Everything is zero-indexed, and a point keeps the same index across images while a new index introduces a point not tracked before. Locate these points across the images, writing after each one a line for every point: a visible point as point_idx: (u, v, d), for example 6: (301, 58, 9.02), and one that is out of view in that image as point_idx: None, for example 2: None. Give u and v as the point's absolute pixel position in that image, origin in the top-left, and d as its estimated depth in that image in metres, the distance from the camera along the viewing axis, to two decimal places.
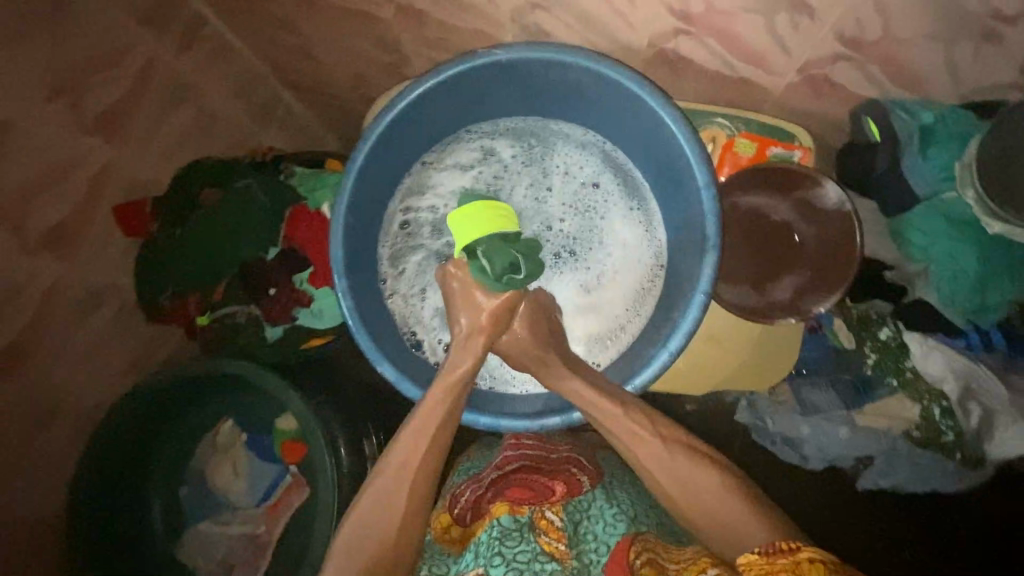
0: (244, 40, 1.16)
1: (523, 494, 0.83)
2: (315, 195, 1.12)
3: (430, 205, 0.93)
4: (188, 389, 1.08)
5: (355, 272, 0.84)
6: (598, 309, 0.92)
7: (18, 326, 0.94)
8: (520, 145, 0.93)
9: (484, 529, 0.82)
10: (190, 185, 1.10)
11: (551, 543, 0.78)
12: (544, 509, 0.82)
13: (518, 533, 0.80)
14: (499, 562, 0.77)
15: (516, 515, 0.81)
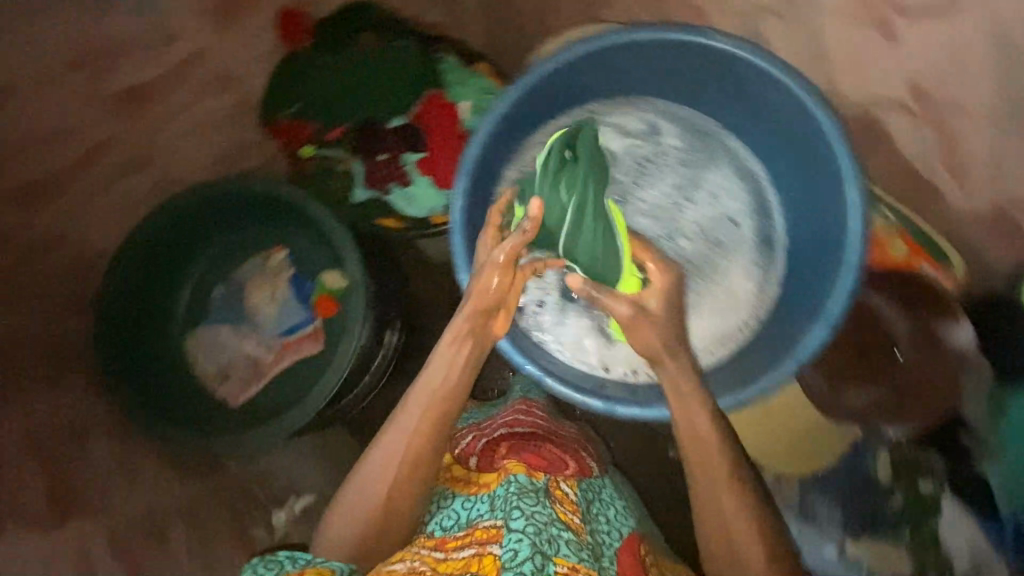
0: None
1: (540, 461, 0.87)
2: (458, 88, 1.10)
3: None
4: (261, 202, 1.11)
5: (479, 173, 0.82)
6: None
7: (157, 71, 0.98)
8: (687, 140, 0.88)
9: (501, 484, 0.81)
10: (359, 27, 1.10)
11: (565, 513, 0.79)
12: (559, 481, 0.85)
13: (535, 495, 0.78)
14: (517, 513, 0.74)
15: (532, 478, 0.81)
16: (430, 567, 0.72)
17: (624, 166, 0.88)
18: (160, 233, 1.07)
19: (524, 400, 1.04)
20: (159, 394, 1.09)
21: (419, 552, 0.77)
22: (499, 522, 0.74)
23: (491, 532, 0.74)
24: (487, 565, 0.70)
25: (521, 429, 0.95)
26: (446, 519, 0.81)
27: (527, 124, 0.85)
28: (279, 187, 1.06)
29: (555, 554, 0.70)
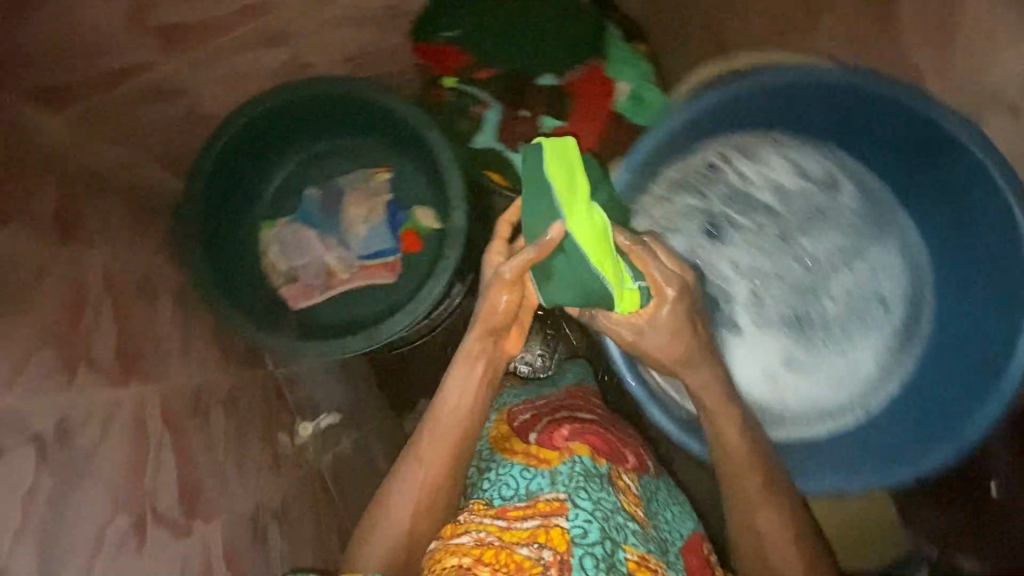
0: None
1: (603, 447, 0.92)
2: (620, 66, 1.02)
3: (745, 173, 0.83)
4: (382, 115, 1.07)
5: (648, 167, 0.77)
6: (783, 388, 0.84)
7: None
8: (862, 202, 0.83)
9: (564, 462, 0.85)
10: None
11: (628, 502, 0.85)
12: (621, 473, 0.91)
13: (599, 480, 0.83)
14: (580, 493, 0.80)
15: (596, 463, 0.87)
16: (497, 539, 0.78)
17: (794, 206, 0.84)
18: (268, 117, 1.05)
19: (574, 389, 1.11)
20: (229, 273, 1.07)
21: (482, 520, 0.83)
22: (562, 496, 0.79)
23: (555, 504, 0.79)
24: (555, 537, 0.76)
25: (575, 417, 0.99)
26: (505, 489, 0.87)
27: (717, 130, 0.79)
28: (406, 113, 1.01)
29: (623, 541, 0.78)
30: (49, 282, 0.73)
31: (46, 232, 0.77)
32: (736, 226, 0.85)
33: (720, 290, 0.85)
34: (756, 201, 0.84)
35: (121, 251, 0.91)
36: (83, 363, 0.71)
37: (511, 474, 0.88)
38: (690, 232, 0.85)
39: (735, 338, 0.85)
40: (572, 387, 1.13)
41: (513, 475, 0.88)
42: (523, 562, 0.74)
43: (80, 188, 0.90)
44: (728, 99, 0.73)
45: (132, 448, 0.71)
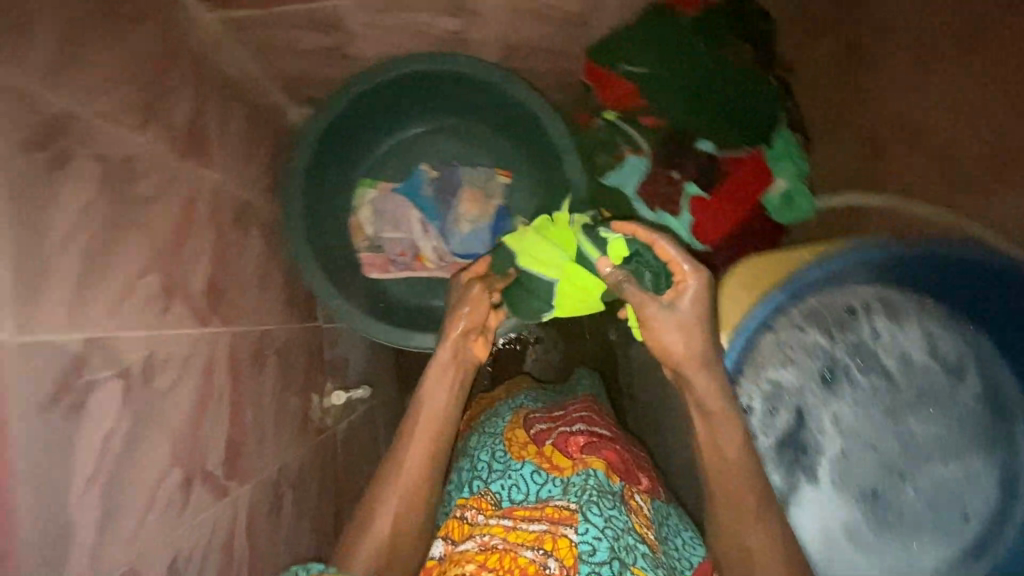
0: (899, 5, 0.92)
1: (619, 467, 0.88)
2: (783, 161, 0.97)
3: (884, 331, 0.77)
4: (525, 120, 1.05)
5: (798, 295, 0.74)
6: (834, 553, 0.81)
7: None
8: (994, 407, 0.75)
9: (578, 474, 0.82)
10: (741, 28, 0.96)
11: (639, 524, 0.82)
12: (632, 493, 0.87)
13: (612, 496, 0.79)
14: (591, 504, 0.77)
15: (611, 481, 0.84)
16: (502, 544, 0.75)
17: (914, 382, 0.77)
18: (413, 83, 1.01)
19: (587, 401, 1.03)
20: (319, 221, 1.03)
21: (489, 520, 0.80)
22: (574, 506, 0.77)
23: (565, 513, 0.77)
24: (562, 547, 0.74)
25: (593, 430, 0.93)
26: (515, 491, 0.84)
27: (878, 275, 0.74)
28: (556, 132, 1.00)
29: (632, 563, 0.74)
30: (169, 201, 0.68)
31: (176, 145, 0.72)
32: (851, 380, 0.79)
33: (813, 438, 0.81)
34: (879, 363, 0.78)
35: (230, 174, 0.86)
36: (177, 297, 0.67)
37: (520, 473, 0.86)
38: (806, 371, 0.79)
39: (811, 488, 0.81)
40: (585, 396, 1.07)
41: (523, 476, 0.86)
42: (526, 565, 0.71)
43: (212, 95, 0.84)
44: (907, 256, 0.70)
45: (198, 397, 0.68)
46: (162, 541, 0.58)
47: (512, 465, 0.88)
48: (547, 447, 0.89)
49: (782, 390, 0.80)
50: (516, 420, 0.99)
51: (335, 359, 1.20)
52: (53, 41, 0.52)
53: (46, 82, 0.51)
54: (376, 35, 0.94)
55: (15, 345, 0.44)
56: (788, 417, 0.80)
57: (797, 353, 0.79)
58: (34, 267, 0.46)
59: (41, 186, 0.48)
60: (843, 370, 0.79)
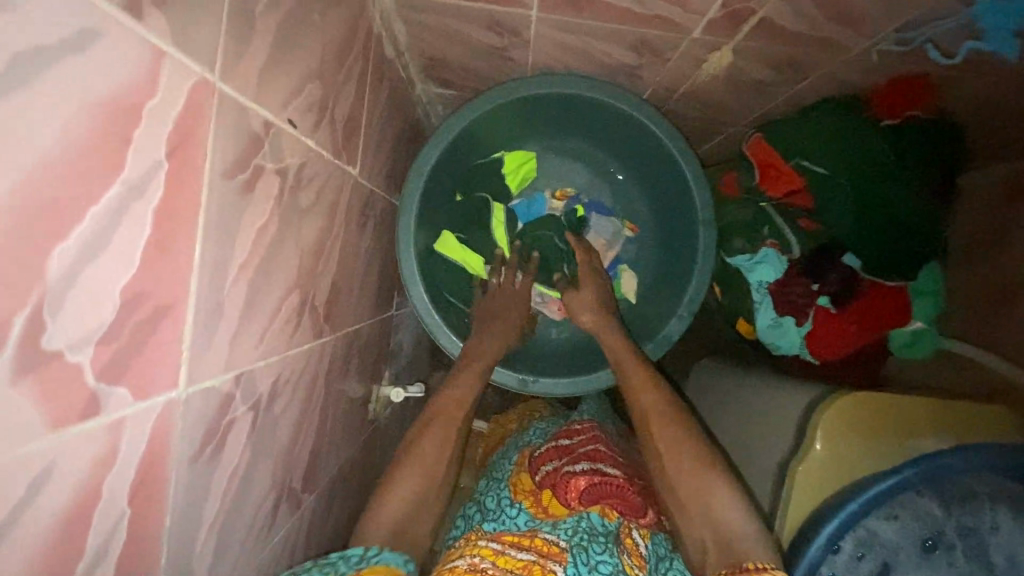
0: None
1: (614, 501, 0.78)
2: (925, 299, 0.92)
3: (1001, 528, 0.75)
4: (666, 174, 0.97)
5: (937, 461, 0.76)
6: None
7: (766, 41, 0.75)
8: None
9: (571, 519, 0.76)
10: (944, 150, 0.85)
11: (633, 567, 0.72)
12: (630, 528, 0.78)
13: (602, 538, 0.73)
14: (577, 553, 0.71)
15: (604, 518, 0.76)
16: (491, 567, 0.69)
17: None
18: (564, 102, 0.93)
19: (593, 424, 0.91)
20: (430, 220, 0.97)
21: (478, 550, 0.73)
22: (563, 545, 0.72)
23: (553, 550, 0.72)
24: None
25: (602, 466, 0.82)
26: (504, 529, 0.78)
27: (1012, 472, 0.75)
28: (698, 200, 0.92)
29: None
30: (322, 206, 0.63)
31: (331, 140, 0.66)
32: (953, 560, 0.75)
33: None
34: (986, 554, 0.75)
35: (363, 164, 0.80)
36: (309, 311, 0.63)
37: (510, 509, 0.80)
38: (910, 534, 0.76)
39: None
40: (587, 422, 0.92)
41: (511, 514, 0.79)
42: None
43: (370, 80, 0.78)
44: None
45: (301, 414, 0.66)
46: (250, 568, 0.57)
47: (505, 504, 0.82)
48: (547, 484, 0.81)
49: (880, 546, 0.77)
50: (522, 460, 0.89)
51: (397, 347, 1.16)
52: (269, 41, 0.46)
53: (258, 89, 0.45)
54: (545, 48, 0.86)
55: (186, 398, 0.40)
56: (873, 569, 0.77)
57: (909, 514, 0.76)
58: (213, 306, 0.42)
59: (234, 214, 0.44)
60: (948, 553, 0.76)
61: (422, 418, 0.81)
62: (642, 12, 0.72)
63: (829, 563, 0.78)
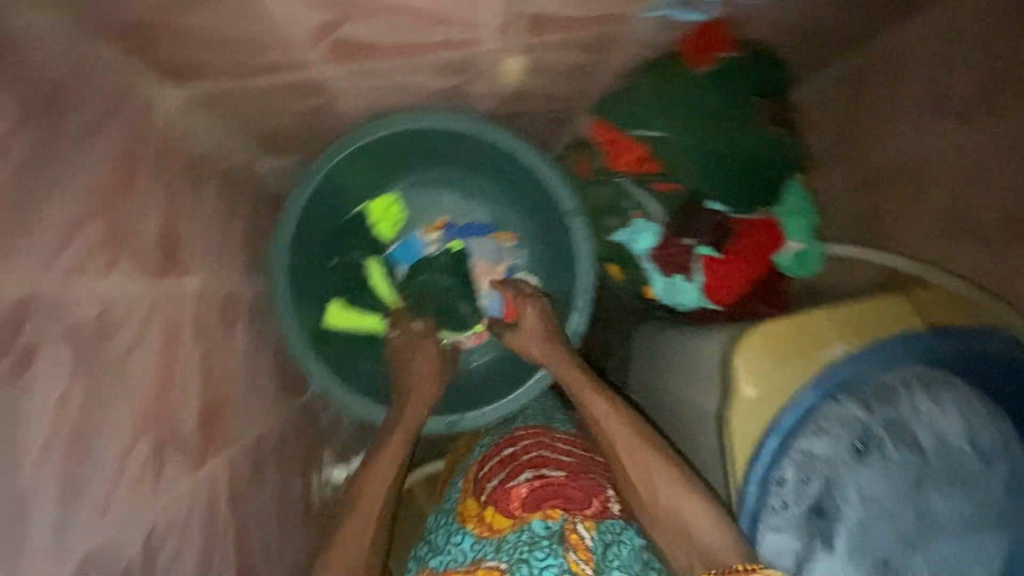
0: (914, 88, 0.91)
1: (553, 501, 0.77)
2: (793, 218, 0.95)
3: (924, 410, 0.79)
4: (525, 177, 0.97)
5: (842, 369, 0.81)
6: None
7: (559, 32, 0.74)
8: (1014, 495, 0.79)
9: (513, 533, 0.76)
10: (760, 81, 0.89)
11: (579, 563, 0.71)
12: (575, 522, 0.76)
13: (544, 544, 0.72)
14: (520, 570, 0.70)
15: (546, 521, 0.75)
16: None
17: (947, 462, 0.78)
18: (401, 140, 0.91)
19: (536, 428, 0.90)
20: (308, 293, 0.94)
21: None
22: (503, 567, 0.72)
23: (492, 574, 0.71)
24: None
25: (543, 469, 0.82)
26: (451, 559, 0.78)
27: (919, 358, 0.80)
28: (559, 194, 0.93)
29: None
30: (149, 337, 0.60)
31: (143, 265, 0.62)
32: (885, 455, 0.79)
33: (835, 505, 0.80)
34: (915, 441, 0.79)
35: (206, 270, 0.76)
36: (171, 448, 0.60)
37: (455, 538, 0.80)
38: (840, 443, 0.80)
39: (824, 553, 0.81)
40: (533, 426, 0.92)
41: (458, 540, 0.80)
42: None
43: (180, 184, 0.74)
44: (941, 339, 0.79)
45: (201, 552, 0.62)
46: None
47: (451, 533, 0.82)
48: (491, 502, 0.81)
49: (818, 460, 0.80)
50: (467, 484, 0.89)
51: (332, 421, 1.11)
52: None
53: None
54: (359, 95, 0.84)
55: None
56: (818, 485, 0.80)
57: (834, 425, 0.80)
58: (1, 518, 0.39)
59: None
60: (881, 448, 0.79)
61: (348, 500, 0.78)
62: (427, 41, 0.70)
63: (778, 491, 0.81)
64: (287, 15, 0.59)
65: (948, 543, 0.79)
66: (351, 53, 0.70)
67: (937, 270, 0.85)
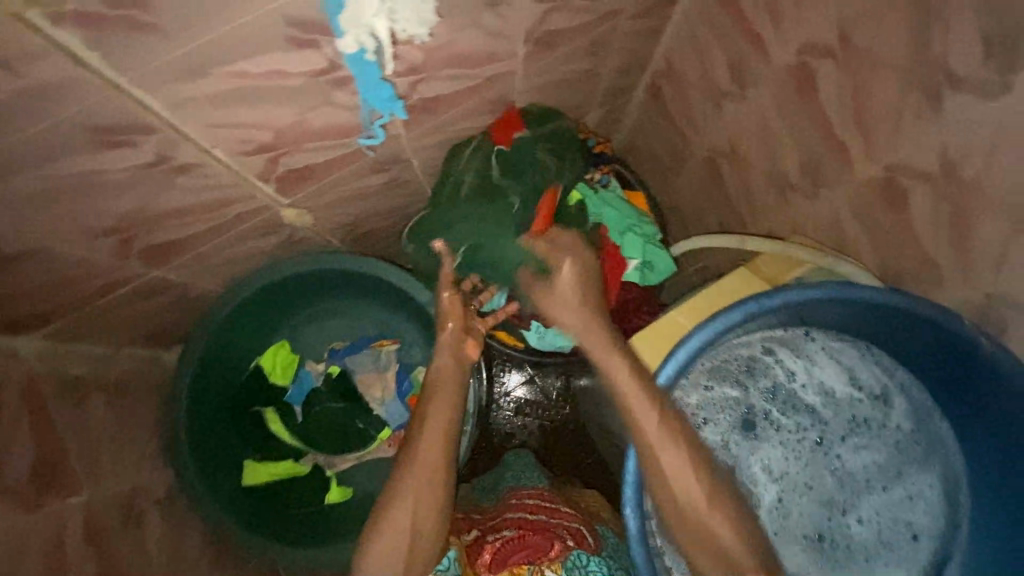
0: (714, 74, 1.04)
1: (521, 553, 0.82)
2: (623, 235, 1.03)
3: (794, 369, 0.85)
4: (385, 285, 1.04)
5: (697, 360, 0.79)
6: None
7: (334, 170, 0.85)
8: (910, 423, 0.84)
9: None
10: (543, 134, 1.01)
11: None
12: (542, 569, 0.80)
13: None
14: None
15: None
16: None
17: (835, 411, 0.84)
18: (258, 297, 0.98)
19: (519, 491, 0.99)
20: (216, 463, 0.98)
21: None
22: None
23: None
24: None
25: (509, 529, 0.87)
26: None
27: (773, 324, 0.81)
28: (408, 287, 1.01)
29: None
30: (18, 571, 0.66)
31: (6, 504, 0.69)
32: (775, 425, 0.85)
33: (749, 490, 0.84)
34: (800, 401, 0.85)
35: (98, 480, 0.83)
36: None
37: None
38: (726, 427, 0.84)
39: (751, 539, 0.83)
40: (510, 493, 1.01)
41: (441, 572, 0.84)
42: None
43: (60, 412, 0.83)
44: (786, 304, 0.75)
45: None
46: None
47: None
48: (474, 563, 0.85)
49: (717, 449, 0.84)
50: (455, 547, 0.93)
51: None
52: None
53: None
54: (210, 279, 0.94)
55: None
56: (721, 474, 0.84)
57: (715, 413, 0.84)
58: None
59: None
60: (770, 417, 0.85)
61: None
62: (222, 222, 0.81)
63: None
64: (75, 252, 0.71)
65: (876, 496, 0.83)
66: (161, 256, 0.81)
67: (764, 240, 0.92)
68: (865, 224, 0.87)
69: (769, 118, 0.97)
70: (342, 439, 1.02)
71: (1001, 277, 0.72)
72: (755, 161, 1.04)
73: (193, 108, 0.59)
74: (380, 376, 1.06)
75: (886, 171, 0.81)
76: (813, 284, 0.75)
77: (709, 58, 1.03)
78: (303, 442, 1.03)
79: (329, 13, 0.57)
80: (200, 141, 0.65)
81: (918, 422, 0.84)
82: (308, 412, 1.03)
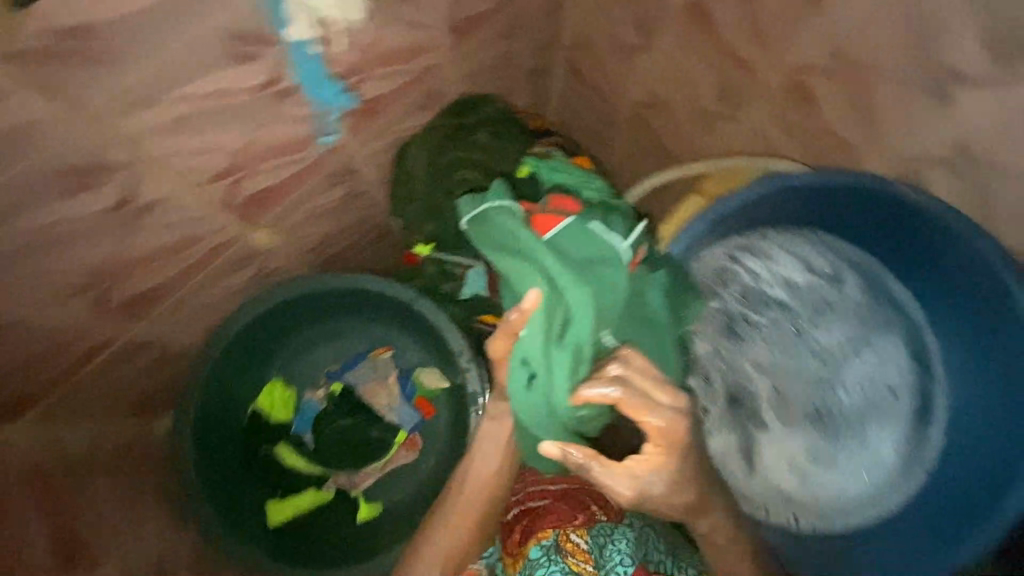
0: (619, 32, 1.13)
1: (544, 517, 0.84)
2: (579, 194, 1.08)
3: (757, 269, 0.90)
4: (364, 296, 1.04)
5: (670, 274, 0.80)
6: (806, 476, 0.89)
7: (288, 184, 0.86)
8: (867, 292, 0.90)
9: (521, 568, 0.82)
10: (481, 119, 1.07)
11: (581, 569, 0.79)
12: (568, 532, 0.82)
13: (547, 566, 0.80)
14: None
15: (541, 543, 0.82)
16: None
17: (801, 297, 0.89)
18: (240, 338, 0.97)
19: None
20: (236, 511, 0.96)
21: None
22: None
23: None
24: None
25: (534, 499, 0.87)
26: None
27: (731, 230, 0.88)
28: (387, 290, 1.02)
29: None
30: None
31: None
32: (753, 323, 0.90)
33: (745, 386, 0.89)
34: (768, 296, 0.90)
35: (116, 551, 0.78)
36: None
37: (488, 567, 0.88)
38: (711, 335, 0.89)
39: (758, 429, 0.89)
40: None
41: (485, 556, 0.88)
42: None
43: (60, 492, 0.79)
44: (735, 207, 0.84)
45: None
46: None
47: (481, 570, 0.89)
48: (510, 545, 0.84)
49: (708, 357, 0.89)
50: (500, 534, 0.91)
51: None
52: None
53: None
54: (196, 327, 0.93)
55: None
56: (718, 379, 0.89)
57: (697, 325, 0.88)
58: None
59: None
60: (747, 318, 0.90)
61: None
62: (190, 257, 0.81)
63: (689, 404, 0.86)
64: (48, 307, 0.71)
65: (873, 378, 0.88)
66: (135, 304, 0.80)
67: (708, 163, 0.99)
68: (786, 127, 0.96)
69: (678, 57, 1.05)
70: (359, 453, 1.02)
71: (910, 132, 0.81)
72: (677, 101, 1.13)
73: (161, 122, 0.64)
74: (383, 385, 1.06)
75: (792, 72, 0.90)
76: (753, 184, 0.85)
77: (611, 19, 1.12)
78: (320, 466, 1.01)
79: (268, 7, 0.64)
80: (165, 167, 0.68)
81: (874, 289, 0.90)
82: (320, 435, 1.02)
